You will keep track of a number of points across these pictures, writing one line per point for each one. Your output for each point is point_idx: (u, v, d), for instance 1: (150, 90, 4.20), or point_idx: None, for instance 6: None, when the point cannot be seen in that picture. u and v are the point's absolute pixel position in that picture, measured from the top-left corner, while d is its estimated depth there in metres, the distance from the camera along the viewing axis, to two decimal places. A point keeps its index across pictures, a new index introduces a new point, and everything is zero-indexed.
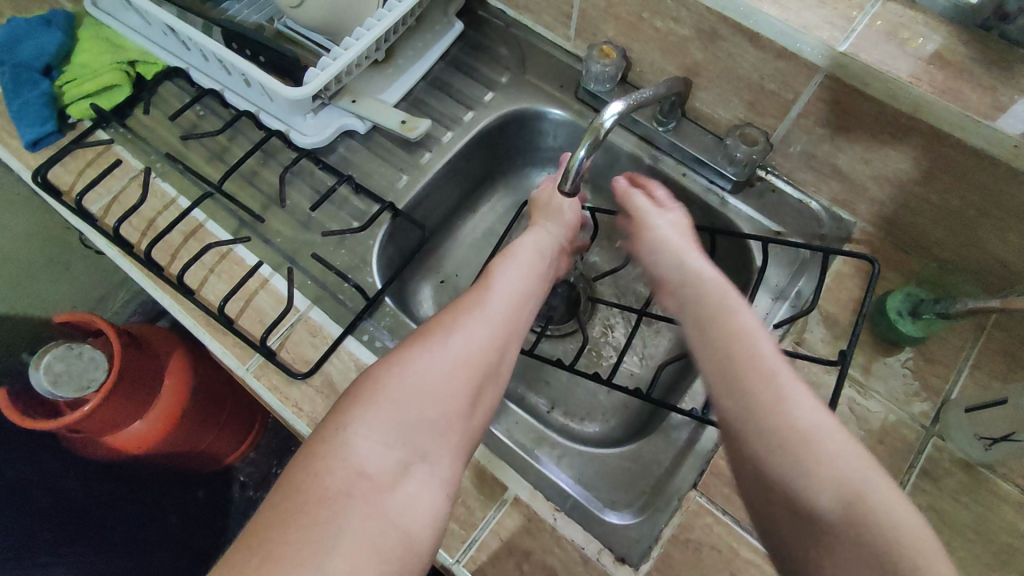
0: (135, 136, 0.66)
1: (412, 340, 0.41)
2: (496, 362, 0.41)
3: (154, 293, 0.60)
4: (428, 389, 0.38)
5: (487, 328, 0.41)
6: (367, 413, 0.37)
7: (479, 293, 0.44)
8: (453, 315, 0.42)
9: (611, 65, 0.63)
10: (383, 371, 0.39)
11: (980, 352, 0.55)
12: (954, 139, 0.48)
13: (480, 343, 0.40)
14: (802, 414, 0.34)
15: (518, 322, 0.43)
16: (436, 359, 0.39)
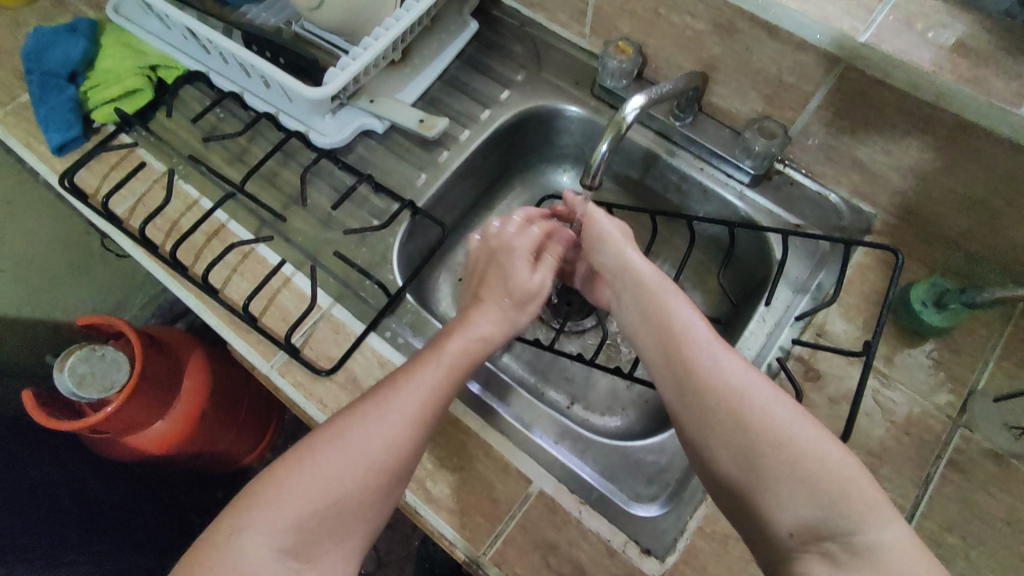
0: (157, 139, 0.67)
1: (320, 438, 0.45)
2: (401, 464, 0.45)
3: (179, 293, 0.60)
4: (328, 490, 0.43)
5: (387, 432, 0.45)
6: (261, 515, 0.42)
7: (401, 382, 0.47)
8: (368, 409, 0.46)
9: (628, 61, 0.63)
10: (283, 475, 0.44)
11: (1006, 342, 0.55)
12: (978, 128, 0.48)
13: (385, 446, 0.45)
14: (790, 426, 0.42)
15: (433, 417, 0.47)
16: (338, 462, 0.44)
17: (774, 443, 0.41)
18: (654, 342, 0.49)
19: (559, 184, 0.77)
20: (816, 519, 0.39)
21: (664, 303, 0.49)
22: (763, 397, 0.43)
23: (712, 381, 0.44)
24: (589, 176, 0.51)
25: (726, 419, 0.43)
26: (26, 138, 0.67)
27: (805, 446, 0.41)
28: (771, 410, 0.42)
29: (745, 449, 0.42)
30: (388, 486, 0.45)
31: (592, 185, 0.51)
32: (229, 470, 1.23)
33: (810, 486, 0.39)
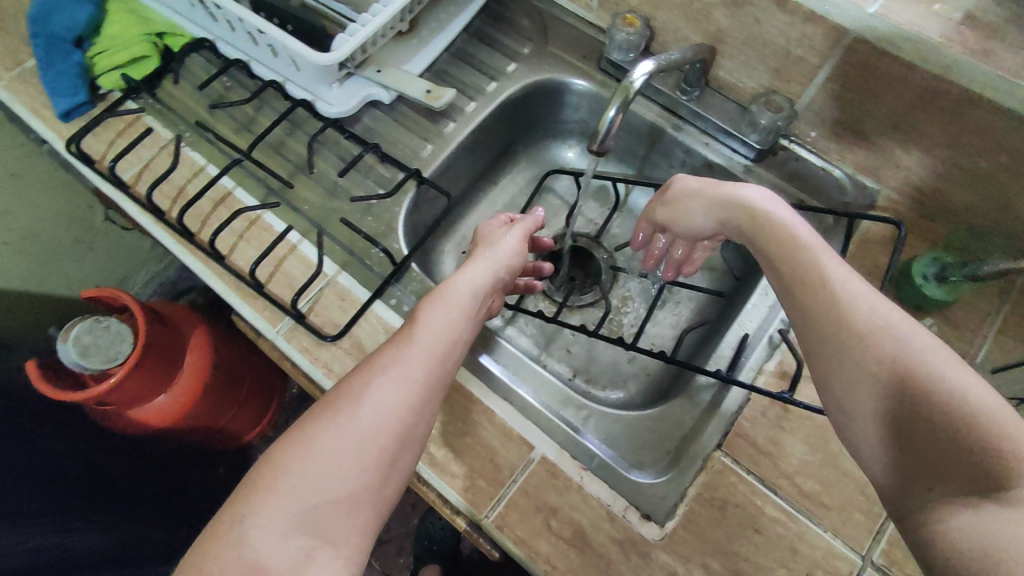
0: (163, 107, 0.67)
1: (318, 415, 0.42)
2: (411, 426, 0.43)
3: (185, 258, 0.61)
4: (331, 467, 0.40)
5: (395, 396, 0.43)
6: (261, 504, 0.39)
7: (399, 346, 0.45)
8: (365, 377, 0.43)
9: (636, 33, 0.63)
10: (283, 455, 0.41)
11: (1006, 317, 0.55)
12: (985, 102, 0.48)
13: (393, 408, 0.43)
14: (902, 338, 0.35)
15: (434, 379, 0.45)
16: (341, 437, 0.41)
17: (912, 385, 0.33)
18: (779, 277, 0.43)
19: (564, 160, 0.77)
20: (961, 465, 0.31)
21: (789, 235, 0.43)
22: (904, 336, 0.35)
23: (845, 312, 0.38)
24: (596, 140, 0.51)
25: (851, 360, 0.36)
26: (33, 104, 0.66)
27: (952, 388, 0.32)
28: (911, 350, 0.35)
29: (875, 390, 0.35)
30: (396, 455, 0.42)
31: (600, 150, 0.51)
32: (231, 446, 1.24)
33: (953, 432, 0.31)
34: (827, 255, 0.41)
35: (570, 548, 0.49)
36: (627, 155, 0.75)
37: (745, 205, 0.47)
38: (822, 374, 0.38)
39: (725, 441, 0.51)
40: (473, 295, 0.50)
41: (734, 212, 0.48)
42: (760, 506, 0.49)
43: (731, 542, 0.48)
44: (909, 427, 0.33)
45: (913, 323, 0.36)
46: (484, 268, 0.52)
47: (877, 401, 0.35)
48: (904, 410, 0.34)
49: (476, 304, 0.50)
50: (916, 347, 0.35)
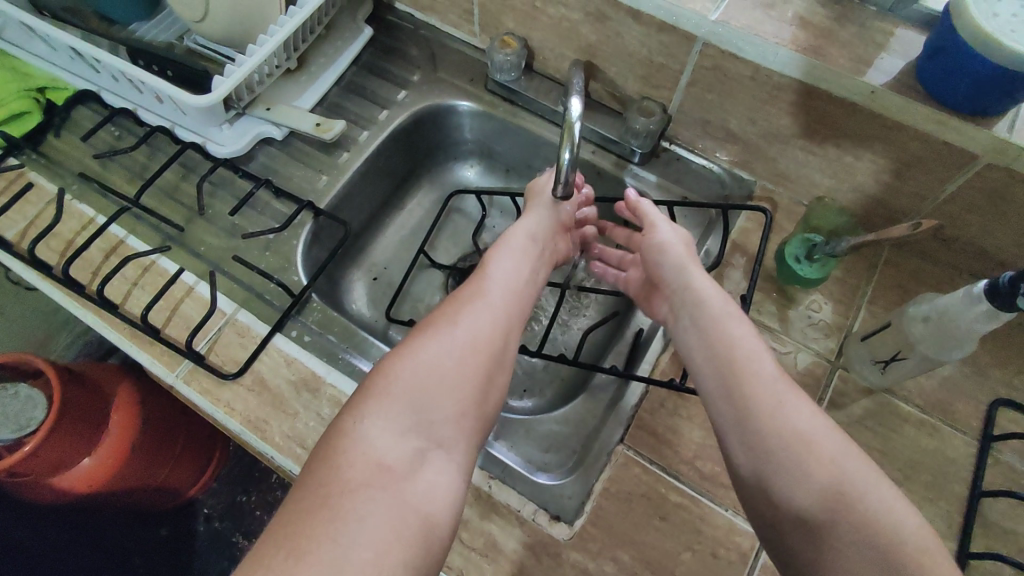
0: (49, 161, 0.66)
1: (419, 333, 0.45)
2: (501, 349, 0.46)
3: (76, 312, 0.59)
4: (432, 382, 0.42)
5: (486, 321, 0.46)
6: (376, 406, 0.41)
7: (474, 288, 0.49)
8: (453, 308, 0.47)
9: (513, 54, 0.67)
10: (392, 365, 0.43)
11: (875, 289, 0.59)
12: (821, 93, 0.52)
13: (484, 332, 0.46)
14: (803, 421, 0.40)
15: (513, 309, 0.49)
16: (433, 355, 0.43)
17: (848, 500, 0.37)
18: (716, 375, 0.44)
19: (466, 180, 0.80)
20: (876, 570, 0.35)
21: (728, 332, 0.45)
22: (835, 445, 0.39)
23: (785, 424, 0.40)
24: (556, 188, 0.51)
25: (801, 471, 0.39)
26: None
27: (874, 501, 0.37)
28: (844, 461, 0.39)
29: (812, 497, 0.38)
30: (490, 375, 0.45)
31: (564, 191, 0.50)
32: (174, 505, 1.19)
33: (874, 545, 0.36)
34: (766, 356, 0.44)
35: (482, 557, 0.49)
36: (528, 170, 0.77)
37: (694, 292, 0.49)
38: (757, 473, 0.40)
39: (626, 434, 0.53)
40: (530, 237, 0.55)
41: (682, 299, 0.49)
42: (664, 494, 0.51)
43: (638, 532, 0.49)
44: (840, 537, 0.37)
45: (845, 439, 0.40)
46: (543, 216, 0.57)
47: (810, 506, 0.38)
48: (833, 521, 0.37)
49: (538, 250, 0.55)
50: (852, 466, 0.38)
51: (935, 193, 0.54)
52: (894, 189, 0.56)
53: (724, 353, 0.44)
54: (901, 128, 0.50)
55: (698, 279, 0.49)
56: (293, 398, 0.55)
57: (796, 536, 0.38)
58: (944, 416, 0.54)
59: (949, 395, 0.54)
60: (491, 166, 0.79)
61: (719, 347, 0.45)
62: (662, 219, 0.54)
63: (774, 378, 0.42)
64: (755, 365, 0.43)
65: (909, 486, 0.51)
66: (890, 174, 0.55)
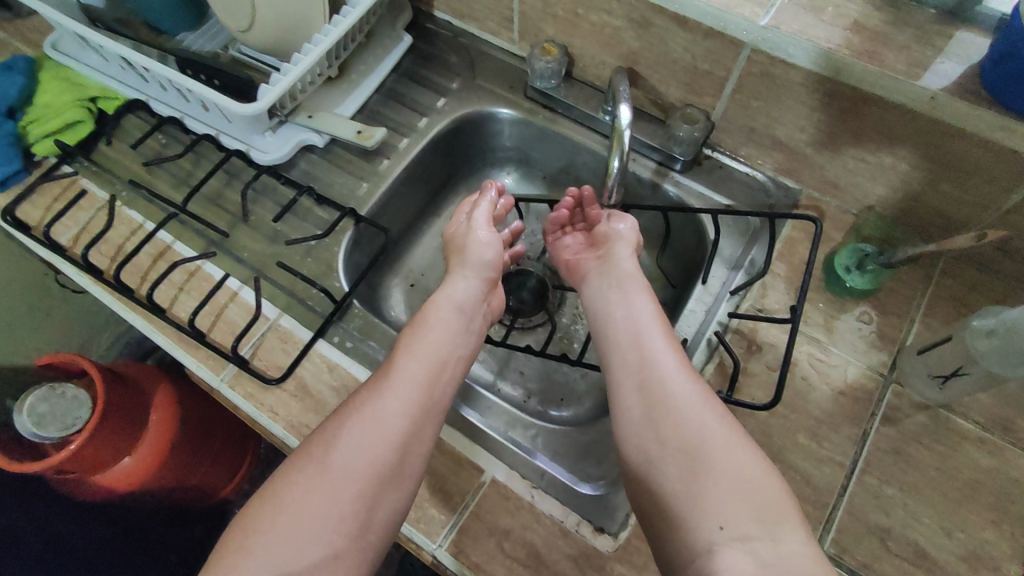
0: (100, 169, 0.67)
1: (298, 463, 0.44)
2: (395, 459, 0.44)
3: (125, 315, 0.61)
4: (320, 501, 0.42)
5: (381, 433, 0.44)
6: (241, 563, 0.40)
7: (371, 389, 0.47)
8: (336, 425, 0.45)
9: (554, 61, 0.66)
10: (260, 512, 0.42)
11: (930, 301, 0.57)
12: (876, 99, 0.51)
13: (371, 446, 0.44)
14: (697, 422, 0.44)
15: (416, 410, 0.46)
16: (316, 483, 0.42)
17: (717, 453, 0.42)
18: (625, 347, 0.49)
19: (503, 187, 0.80)
20: (744, 517, 0.39)
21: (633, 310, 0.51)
22: (708, 409, 0.44)
23: (672, 388, 0.45)
24: (605, 194, 0.54)
25: (678, 427, 0.43)
26: None
27: (742, 457, 0.42)
28: (716, 422, 0.43)
29: (690, 481, 0.41)
30: (379, 491, 0.43)
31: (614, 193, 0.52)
32: (213, 503, 1.21)
33: (742, 491, 0.40)
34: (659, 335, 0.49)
35: (524, 568, 0.48)
36: (565, 177, 0.76)
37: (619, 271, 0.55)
38: (648, 464, 0.44)
39: None
40: (457, 309, 0.53)
41: (609, 271, 0.55)
42: None
43: None
44: (710, 483, 0.41)
45: (718, 405, 0.45)
46: (468, 285, 0.55)
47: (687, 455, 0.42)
48: (709, 470, 0.41)
49: (459, 330, 0.52)
50: (719, 426, 0.43)
51: (997, 203, 0.52)
52: (951, 198, 0.55)
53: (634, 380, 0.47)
54: (961, 135, 0.49)
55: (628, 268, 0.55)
56: (335, 404, 0.55)
57: (676, 500, 0.41)
58: (1007, 435, 0.51)
59: (1011, 412, 0.52)
60: (528, 173, 0.78)
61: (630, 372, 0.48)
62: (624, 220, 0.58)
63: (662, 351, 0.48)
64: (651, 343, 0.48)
65: (969, 507, 0.49)
66: (947, 182, 0.53)
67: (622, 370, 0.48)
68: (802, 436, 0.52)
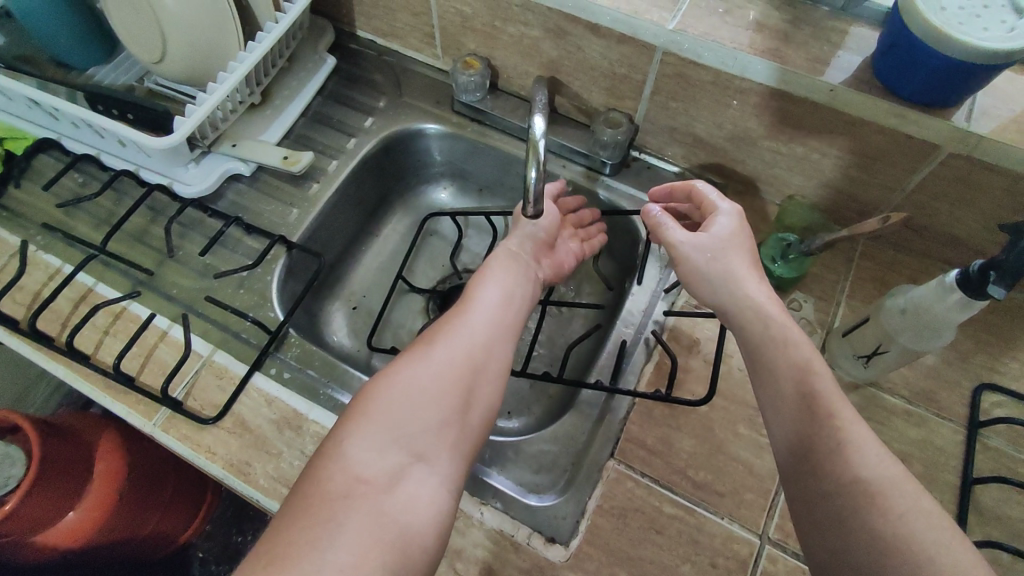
0: (12, 214, 0.64)
1: (401, 356, 0.44)
2: (485, 361, 0.45)
3: (46, 365, 0.58)
4: (420, 390, 0.42)
5: (475, 336, 0.45)
6: (360, 424, 0.40)
7: (456, 310, 0.48)
8: (432, 331, 0.46)
9: (476, 74, 0.67)
10: (373, 388, 0.42)
11: (853, 283, 0.60)
12: (783, 93, 0.53)
13: (465, 345, 0.45)
14: (868, 464, 0.36)
15: (499, 329, 0.47)
16: (420, 370, 0.43)
17: (908, 548, 0.34)
18: (777, 386, 0.41)
19: (441, 202, 0.80)
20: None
21: (781, 337, 0.42)
22: (875, 452, 0.37)
23: (843, 459, 0.37)
24: (528, 205, 0.52)
25: (849, 508, 0.36)
26: None
27: (947, 556, 0.33)
28: (913, 513, 0.35)
29: (843, 512, 0.36)
30: (473, 386, 0.43)
31: (536, 211, 0.51)
32: (168, 551, 1.16)
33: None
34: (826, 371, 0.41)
35: None
36: (502, 188, 0.77)
37: (746, 299, 0.45)
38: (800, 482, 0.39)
39: (616, 449, 0.52)
40: (513, 257, 0.54)
41: (733, 295, 0.45)
42: (659, 506, 0.50)
43: (634, 548, 0.49)
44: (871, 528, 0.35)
45: (911, 480, 0.36)
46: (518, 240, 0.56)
47: (858, 538, 0.35)
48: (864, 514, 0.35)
49: (522, 269, 0.53)
50: (892, 471, 0.36)
51: (902, 184, 0.54)
52: (864, 184, 0.57)
53: (785, 389, 0.41)
54: (863, 124, 0.51)
55: (745, 275, 0.46)
56: (276, 438, 0.54)
57: (822, 511, 0.38)
58: (932, 407, 0.54)
59: (934, 384, 0.55)
60: (464, 186, 0.78)
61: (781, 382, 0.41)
62: (724, 212, 0.49)
63: (835, 399, 0.39)
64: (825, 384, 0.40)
65: None
66: (857, 169, 0.56)
67: (760, 376, 0.43)
68: (742, 425, 0.53)
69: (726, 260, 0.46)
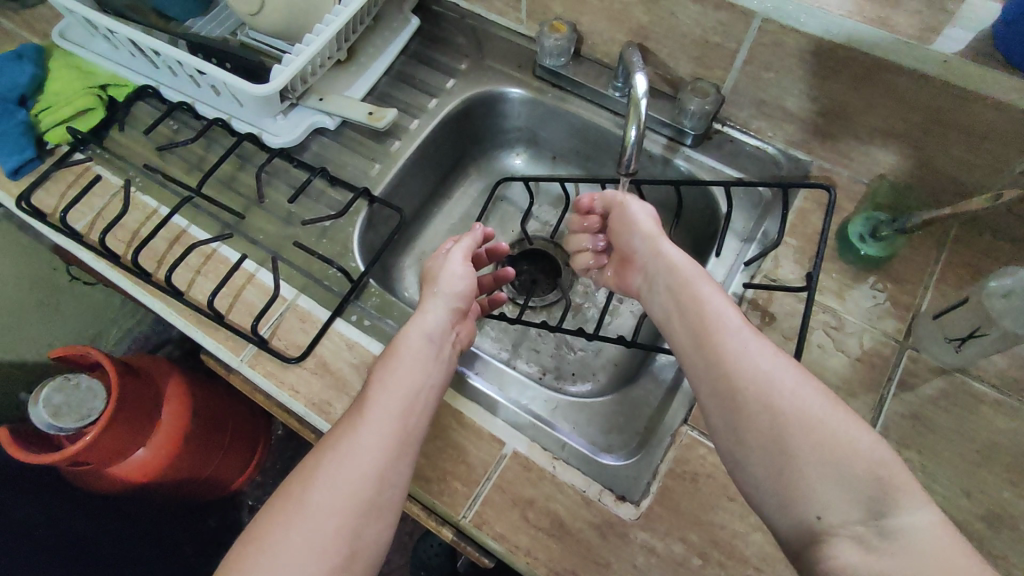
0: (113, 156, 0.68)
1: (281, 501, 0.43)
2: (374, 496, 0.43)
3: (143, 299, 0.61)
4: (306, 534, 0.41)
5: (362, 465, 0.43)
6: None
7: (347, 425, 0.46)
8: (315, 461, 0.44)
9: (563, 38, 0.66)
10: (248, 547, 0.41)
11: (944, 267, 0.58)
12: (890, 64, 0.51)
13: (347, 481, 0.43)
14: (763, 363, 0.41)
15: (393, 448, 0.45)
16: (295, 527, 0.41)
17: (804, 431, 0.38)
18: (689, 334, 0.46)
19: (512, 168, 0.80)
20: (848, 500, 0.36)
21: (694, 294, 0.47)
22: (792, 382, 0.40)
23: (743, 369, 0.41)
24: (622, 165, 0.52)
25: (773, 427, 0.39)
26: None
27: (835, 429, 0.38)
28: (802, 395, 0.40)
29: (770, 431, 0.39)
30: (360, 526, 0.42)
31: (628, 171, 0.51)
32: (221, 496, 1.21)
33: (837, 467, 0.37)
34: (729, 309, 0.45)
35: (548, 537, 0.49)
36: (576, 157, 0.77)
37: (664, 259, 0.50)
38: (736, 435, 0.41)
39: (690, 415, 0.52)
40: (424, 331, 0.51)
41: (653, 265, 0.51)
42: (732, 474, 0.50)
43: (706, 512, 0.49)
44: (799, 445, 0.38)
45: (800, 371, 0.41)
46: (441, 309, 0.53)
47: (771, 443, 0.39)
48: (789, 429, 0.39)
49: (434, 354, 0.51)
50: (795, 380, 0.41)
51: (1010, 165, 0.52)
52: (966, 164, 0.55)
53: (711, 353, 0.43)
54: (975, 99, 0.49)
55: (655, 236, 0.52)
56: (355, 381, 0.56)
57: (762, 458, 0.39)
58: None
59: None
60: (538, 153, 0.79)
61: (704, 341, 0.44)
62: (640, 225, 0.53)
63: (727, 324, 0.44)
64: (727, 321, 0.44)
65: (986, 468, 0.49)
66: (961, 147, 0.54)
67: (692, 354, 0.45)
68: None
69: (640, 219, 0.53)
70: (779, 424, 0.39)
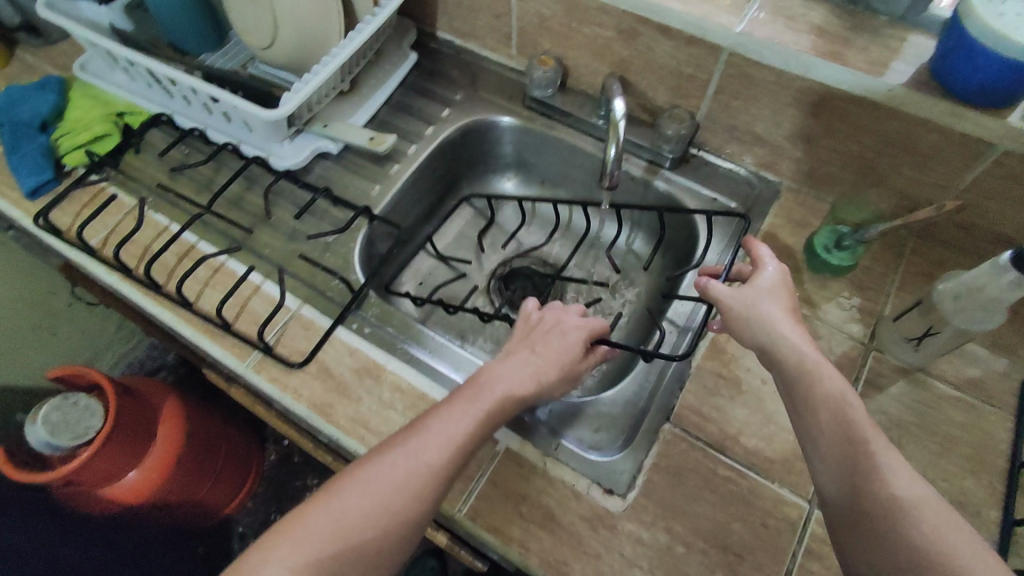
0: (127, 177, 0.72)
1: (347, 473, 0.44)
2: (423, 505, 0.44)
3: (152, 310, 0.64)
4: (363, 509, 0.42)
5: (420, 472, 0.44)
6: (282, 540, 0.41)
7: (419, 428, 0.46)
8: (388, 450, 0.45)
9: (550, 71, 0.72)
10: (310, 506, 0.43)
11: (903, 277, 0.63)
12: (843, 92, 0.57)
13: (407, 479, 0.44)
14: (891, 471, 0.38)
15: (450, 471, 0.45)
16: (355, 497, 0.43)
17: (912, 543, 0.36)
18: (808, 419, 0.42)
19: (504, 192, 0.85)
20: None
21: (807, 372, 0.43)
22: (917, 498, 0.37)
23: (861, 465, 0.39)
24: (606, 179, 0.56)
25: (883, 530, 0.37)
26: None
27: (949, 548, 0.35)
28: (925, 514, 0.36)
29: (876, 529, 0.37)
30: (401, 528, 0.43)
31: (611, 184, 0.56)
32: (211, 522, 1.20)
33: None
34: (860, 412, 0.41)
35: (539, 529, 0.51)
36: (563, 181, 0.82)
37: (787, 345, 0.44)
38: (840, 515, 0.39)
39: (673, 414, 0.56)
40: (536, 374, 0.52)
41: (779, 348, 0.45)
42: (713, 468, 0.53)
43: (689, 504, 0.52)
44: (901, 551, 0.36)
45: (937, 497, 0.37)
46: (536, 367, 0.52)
47: (873, 540, 0.37)
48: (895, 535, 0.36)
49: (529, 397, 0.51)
50: (916, 493, 0.37)
51: (955, 182, 0.57)
52: (916, 181, 0.60)
53: (828, 434, 0.41)
54: (920, 123, 0.55)
55: (779, 319, 0.46)
56: (356, 384, 0.59)
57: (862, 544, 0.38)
58: (980, 394, 0.56)
59: (982, 373, 0.57)
60: (528, 177, 0.84)
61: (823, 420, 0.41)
62: (769, 257, 0.50)
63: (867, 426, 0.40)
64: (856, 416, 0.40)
65: (948, 459, 0.53)
66: (911, 166, 0.59)
67: (804, 429, 0.42)
68: None
69: (775, 298, 0.47)
70: (885, 526, 0.37)
